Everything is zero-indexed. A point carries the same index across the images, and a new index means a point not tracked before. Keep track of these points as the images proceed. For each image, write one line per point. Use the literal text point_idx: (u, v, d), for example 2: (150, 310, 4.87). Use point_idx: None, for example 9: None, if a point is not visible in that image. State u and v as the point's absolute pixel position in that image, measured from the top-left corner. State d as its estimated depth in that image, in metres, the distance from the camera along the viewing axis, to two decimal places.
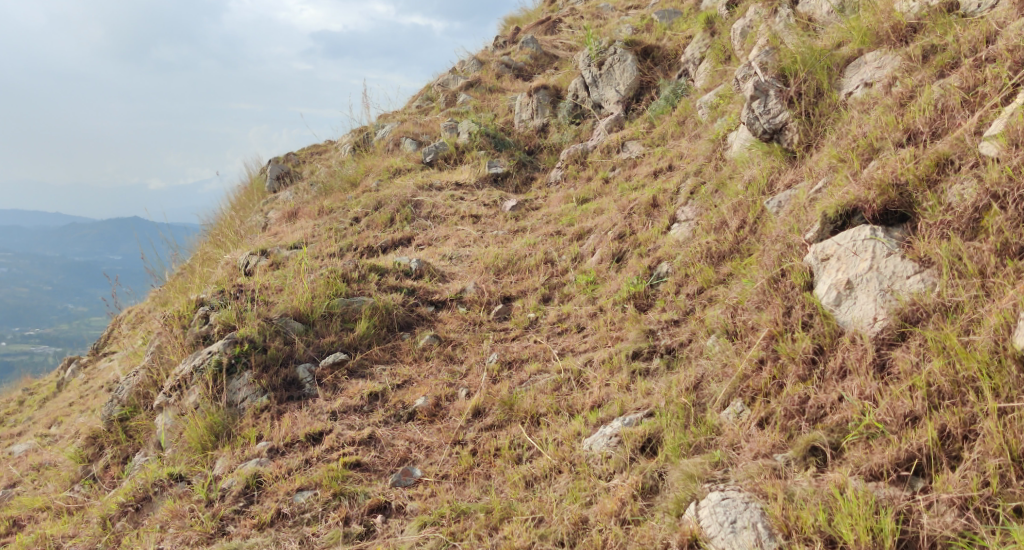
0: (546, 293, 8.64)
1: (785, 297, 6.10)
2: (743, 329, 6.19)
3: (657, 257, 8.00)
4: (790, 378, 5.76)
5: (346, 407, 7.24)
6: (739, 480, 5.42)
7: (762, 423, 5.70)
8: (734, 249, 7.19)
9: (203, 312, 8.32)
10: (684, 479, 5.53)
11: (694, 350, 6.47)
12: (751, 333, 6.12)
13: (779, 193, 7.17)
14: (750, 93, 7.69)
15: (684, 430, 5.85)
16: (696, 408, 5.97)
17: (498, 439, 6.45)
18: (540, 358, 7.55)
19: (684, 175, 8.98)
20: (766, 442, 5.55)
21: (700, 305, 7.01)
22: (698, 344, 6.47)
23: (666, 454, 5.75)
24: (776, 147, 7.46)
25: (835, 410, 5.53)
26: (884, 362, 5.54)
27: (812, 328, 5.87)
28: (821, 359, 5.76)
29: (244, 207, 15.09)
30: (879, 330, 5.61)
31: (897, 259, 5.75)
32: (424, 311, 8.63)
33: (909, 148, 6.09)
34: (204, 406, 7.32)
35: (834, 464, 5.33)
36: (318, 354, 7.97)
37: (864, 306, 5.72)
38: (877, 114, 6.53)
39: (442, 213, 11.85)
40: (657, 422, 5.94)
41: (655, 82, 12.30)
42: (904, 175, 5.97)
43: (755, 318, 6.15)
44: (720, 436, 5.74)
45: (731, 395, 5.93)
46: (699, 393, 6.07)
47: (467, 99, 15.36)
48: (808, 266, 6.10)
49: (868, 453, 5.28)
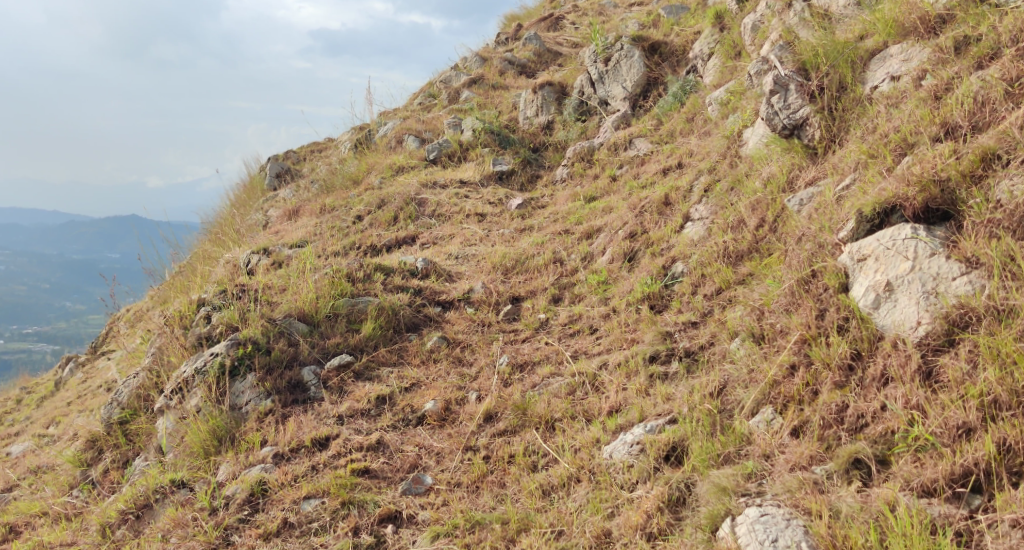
0: (556, 294, 8.41)
1: (817, 299, 5.88)
2: (771, 333, 5.96)
3: (671, 257, 7.77)
4: (826, 385, 5.53)
5: (354, 411, 7.03)
6: (777, 495, 5.22)
7: (796, 432, 5.48)
8: (753, 249, 6.97)
9: (204, 312, 8.08)
10: (716, 492, 5.31)
11: (716, 353, 6.25)
12: (779, 337, 5.90)
13: (800, 190, 6.95)
14: (769, 88, 7.51)
15: (711, 439, 5.63)
16: (722, 415, 5.76)
17: (511, 445, 6.24)
18: (552, 360, 7.33)
19: (696, 172, 8.76)
20: (803, 453, 5.33)
21: (719, 307, 6.79)
22: (720, 348, 6.25)
23: (692, 464, 5.54)
24: (796, 144, 7.25)
25: (878, 420, 5.31)
26: (930, 370, 5.32)
27: (848, 332, 5.65)
28: (859, 365, 5.53)
29: (245, 205, 14.83)
30: (923, 335, 5.39)
31: (942, 260, 5.52)
32: (431, 311, 8.40)
33: (949, 143, 5.88)
34: (207, 409, 7.09)
35: (880, 479, 5.12)
36: (323, 356, 7.75)
37: (906, 309, 5.50)
38: (910, 107, 6.34)
39: (446, 211, 11.62)
40: (680, 429, 5.73)
41: (663, 78, 12.07)
42: (945, 171, 5.76)
43: (784, 322, 5.92)
44: (752, 445, 5.53)
45: (761, 403, 5.71)
46: (724, 399, 5.86)
47: (471, 96, 15.12)
48: (843, 267, 5.88)
49: (919, 467, 5.07)
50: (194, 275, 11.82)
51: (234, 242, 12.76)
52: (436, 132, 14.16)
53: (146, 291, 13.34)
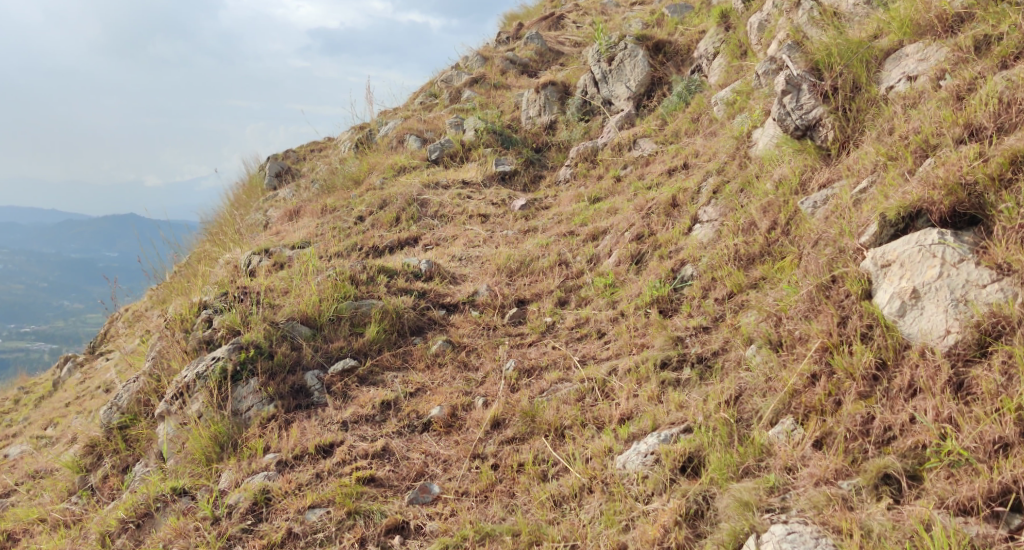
0: (562, 296, 8.27)
1: (838, 306, 5.75)
2: (789, 340, 5.83)
3: (680, 259, 7.64)
4: (850, 395, 5.41)
5: (358, 416, 6.89)
6: (803, 510, 5.08)
7: (818, 443, 5.35)
8: (765, 252, 6.84)
9: (206, 315, 7.94)
10: (738, 507, 5.18)
11: (730, 360, 6.11)
12: (798, 344, 5.78)
13: (814, 192, 6.82)
14: (781, 88, 7.36)
15: (729, 450, 5.50)
16: (739, 425, 5.63)
17: (521, 454, 6.11)
18: (560, 365, 7.19)
19: (704, 173, 8.62)
20: (828, 467, 5.19)
21: (731, 311, 6.66)
22: (735, 354, 6.11)
23: (709, 476, 5.41)
24: (809, 145, 7.11)
25: (907, 433, 5.18)
26: (962, 381, 5.20)
27: (873, 341, 5.52)
28: (884, 375, 5.41)
29: (244, 204, 14.67)
30: (952, 345, 5.27)
31: (971, 266, 5.39)
32: (435, 314, 8.26)
33: (974, 145, 5.76)
34: (208, 415, 6.95)
35: (911, 495, 4.98)
36: (326, 360, 7.61)
37: (933, 317, 5.37)
38: (932, 108, 6.21)
39: (449, 212, 11.49)
40: (696, 439, 5.60)
41: (667, 77, 11.93)
42: (972, 174, 5.63)
43: (803, 328, 5.79)
44: (772, 457, 5.40)
45: (781, 412, 5.58)
46: (741, 408, 5.73)
47: (472, 95, 14.99)
48: (865, 272, 5.75)
49: (954, 484, 4.93)
50: (193, 275, 11.67)
51: (234, 242, 12.60)
52: (438, 132, 14.02)
53: (144, 291, 13.17)
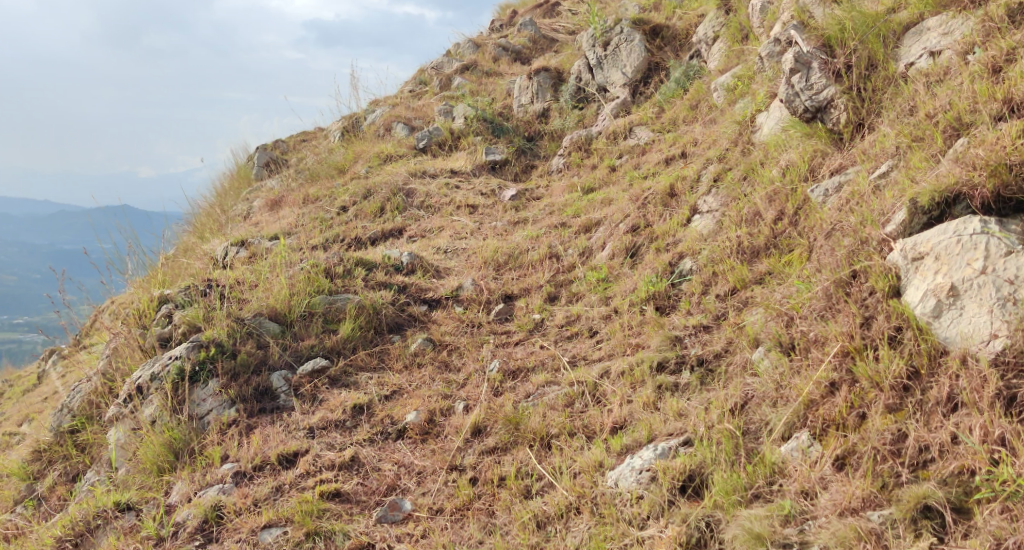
0: (552, 292, 7.70)
1: (861, 305, 5.18)
2: (802, 343, 5.27)
3: (678, 253, 7.08)
4: (877, 409, 4.84)
5: (327, 422, 6.32)
6: (826, 545, 4.52)
7: (839, 464, 4.81)
8: (771, 245, 6.30)
9: (166, 311, 7.39)
10: (748, 539, 4.63)
11: (735, 364, 5.55)
12: (812, 347, 5.22)
13: (825, 179, 6.27)
14: (790, 65, 6.78)
15: (734, 469, 4.95)
16: (746, 438, 5.08)
17: (502, 467, 5.55)
18: (548, 367, 6.61)
19: (704, 161, 8.04)
20: (855, 494, 4.63)
21: (735, 309, 6.10)
22: (740, 357, 5.54)
23: (714, 499, 4.85)
24: (819, 129, 6.56)
25: (949, 456, 4.61)
26: (1012, 395, 4.62)
27: (901, 346, 4.96)
28: (916, 386, 4.84)
29: (230, 195, 14.06)
30: (997, 351, 4.71)
31: (1018, 259, 4.83)
32: (416, 311, 7.68)
33: (1014, 123, 5.19)
34: (163, 420, 6.38)
35: (959, 532, 4.40)
36: (295, 360, 7.04)
37: (975, 318, 4.81)
38: (964, 82, 5.67)
39: (436, 202, 10.90)
40: (697, 455, 5.06)
41: (665, 62, 11.30)
42: (1016, 154, 5.06)
43: (819, 330, 5.23)
44: (786, 479, 4.85)
45: (793, 426, 5.03)
46: (747, 419, 5.18)
47: (463, 82, 14.35)
48: (894, 266, 5.18)
49: (1013, 522, 4.34)
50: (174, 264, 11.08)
51: (215, 236, 12.01)
52: (426, 120, 13.42)
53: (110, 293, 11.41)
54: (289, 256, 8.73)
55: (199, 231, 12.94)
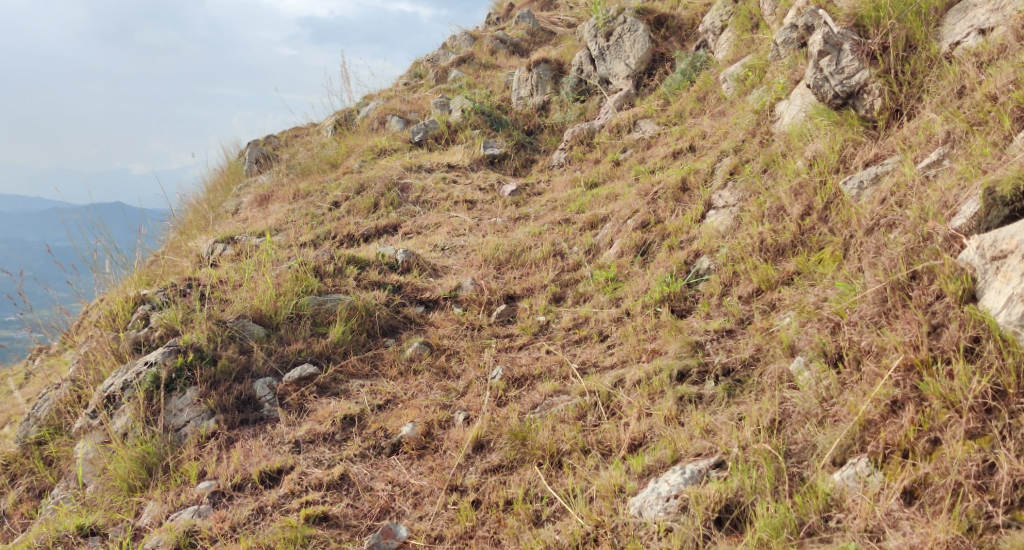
0: (557, 292, 7.17)
1: (927, 311, 4.68)
2: (853, 355, 4.77)
3: (694, 251, 6.59)
4: (955, 435, 4.33)
5: (314, 435, 5.83)
6: None
7: (909, 496, 4.30)
8: (798, 242, 5.78)
9: (142, 312, 6.90)
10: None
11: (767, 375, 5.03)
12: (865, 358, 4.73)
13: (858, 171, 5.77)
14: (818, 47, 6.26)
15: (779, 502, 4.44)
16: (786, 462, 4.57)
17: (508, 488, 5.03)
18: (556, 374, 6.09)
19: (719, 153, 7.51)
20: (937, 539, 4.11)
21: (761, 312, 5.58)
22: (777, 368, 5.02)
23: (757, 536, 4.34)
24: (851, 116, 6.06)
25: None
26: None
27: (978, 360, 4.46)
28: (1001, 408, 4.33)
29: (219, 192, 13.50)
30: None
31: None
32: (412, 312, 7.16)
33: None
34: (135, 432, 5.84)
35: None
36: (281, 366, 6.53)
37: None
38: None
39: (432, 198, 10.36)
40: (733, 481, 4.55)
41: (670, 54, 10.67)
42: None
43: (872, 339, 4.74)
44: (845, 513, 4.33)
45: (848, 449, 4.51)
46: (785, 439, 4.68)
47: (460, 74, 13.79)
48: (970, 267, 4.66)
49: None
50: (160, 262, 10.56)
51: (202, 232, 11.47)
52: (422, 113, 12.85)
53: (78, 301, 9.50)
54: (276, 254, 8.22)
55: (186, 227, 12.37)
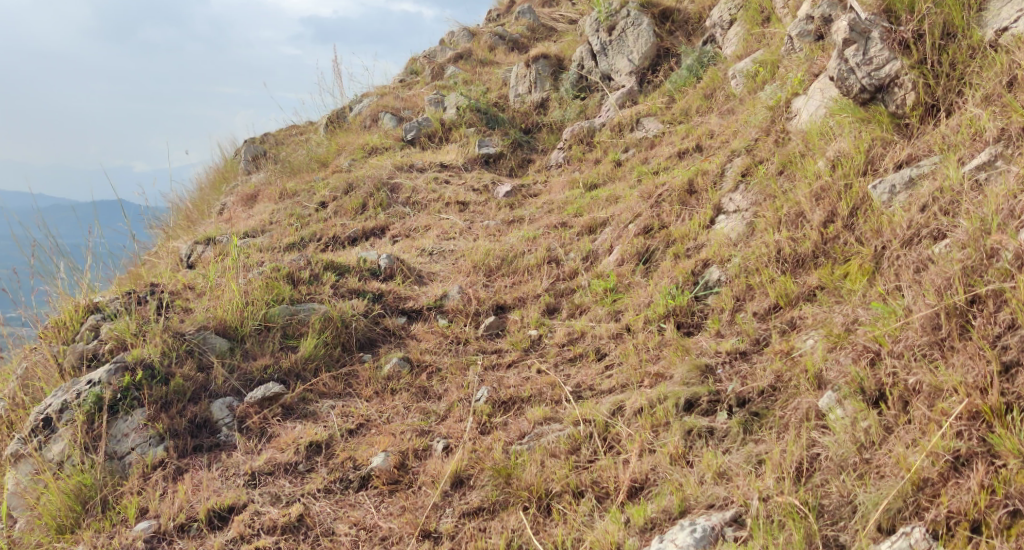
0: (552, 303, 6.51)
1: (996, 346, 4.07)
2: (899, 394, 4.16)
3: (702, 260, 5.94)
4: None
5: (274, 465, 5.26)
6: None
7: None
8: (820, 253, 5.17)
9: (92, 323, 6.27)
10: None
11: (791, 410, 4.40)
12: (914, 400, 4.12)
13: (890, 173, 5.13)
14: (842, 35, 5.56)
15: None
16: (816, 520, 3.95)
17: (488, 539, 4.42)
18: (547, 398, 5.44)
19: (729, 153, 6.85)
20: None
21: (780, 332, 4.94)
22: (804, 403, 4.37)
23: None
24: (879, 112, 5.40)
25: None
26: None
27: None
28: None
29: (210, 190, 12.84)
30: None
31: None
32: (392, 323, 6.51)
33: None
34: (73, 460, 5.33)
35: None
36: (244, 385, 5.91)
37: None
38: None
39: (423, 199, 9.69)
40: (753, 543, 3.92)
41: (676, 48, 9.98)
42: None
43: (923, 377, 4.13)
44: None
45: (899, 512, 3.88)
46: (814, 492, 4.05)
47: (456, 70, 13.13)
48: None
49: None
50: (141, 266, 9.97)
51: (185, 232, 10.89)
52: (416, 111, 12.18)
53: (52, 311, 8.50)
54: (249, 257, 7.57)
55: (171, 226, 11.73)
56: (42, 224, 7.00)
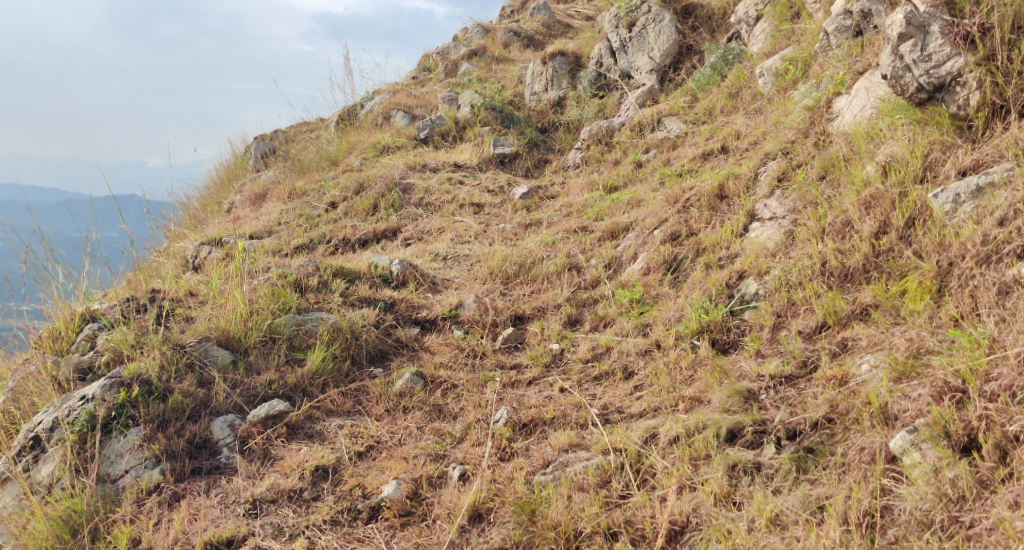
0: (573, 315, 6.07)
1: None
2: (996, 439, 3.84)
3: (736, 271, 5.51)
4: None
5: (277, 492, 4.87)
6: None
7: None
8: (871, 267, 4.78)
9: (88, 333, 5.87)
10: None
11: (857, 451, 4.06)
12: (1015, 451, 3.80)
13: (951, 181, 4.74)
14: (898, 29, 5.19)
15: None
16: None
17: None
18: (571, 421, 5.02)
19: (763, 155, 6.39)
20: None
21: (830, 355, 4.55)
22: (869, 443, 4.04)
23: None
24: (938, 113, 5.00)
25: None
26: None
27: None
28: None
29: (219, 187, 12.43)
30: None
31: None
32: (405, 335, 6.09)
33: None
34: (63, 484, 4.95)
35: None
36: (247, 401, 5.50)
37: None
38: None
39: (436, 200, 9.26)
40: None
41: (698, 46, 9.53)
42: None
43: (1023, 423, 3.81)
44: None
45: None
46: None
47: (470, 68, 12.73)
48: None
49: None
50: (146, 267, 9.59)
51: (191, 232, 10.50)
52: (428, 109, 11.73)
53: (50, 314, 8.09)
54: (254, 259, 7.14)
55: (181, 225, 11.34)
56: (34, 222, 6.52)
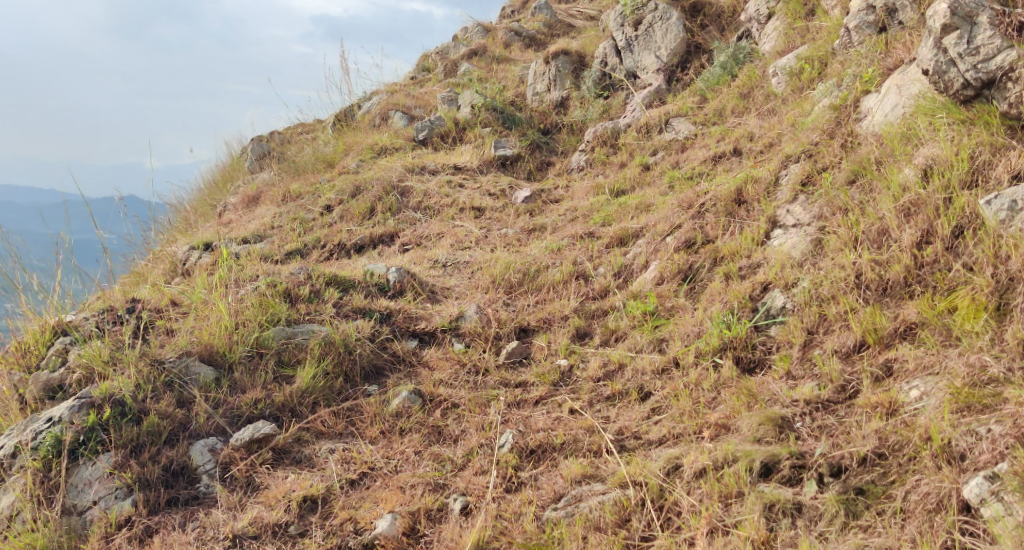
0: (583, 328, 5.61)
1: None
2: None
3: (761, 282, 4.94)
4: None
5: (261, 527, 4.46)
6: None
7: None
8: (914, 280, 4.37)
9: (60, 347, 5.39)
10: None
11: (925, 497, 3.68)
12: None
13: (1005, 187, 4.33)
14: (942, 20, 4.79)
15: None
16: None
17: None
18: (583, 448, 4.56)
19: (784, 158, 5.93)
20: None
21: (873, 380, 4.16)
22: (934, 484, 3.69)
23: None
24: (987, 111, 4.60)
25: None
26: None
27: None
28: None
29: (213, 189, 11.99)
30: None
31: None
32: (401, 348, 5.63)
33: None
34: (25, 516, 4.51)
35: None
36: (230, 423, 5.06)
37: None
38: None
39: (435, 204, 8.81)
40: None
41: (708, 44, 9.06)
42: None
43: None
44: None
45: None
46: None
47: (469, 68, 12.28)
48: None
49: None
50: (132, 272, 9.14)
51: (180, 235, 10.05)
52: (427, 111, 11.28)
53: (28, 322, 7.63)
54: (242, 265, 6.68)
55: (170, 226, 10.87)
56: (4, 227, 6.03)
